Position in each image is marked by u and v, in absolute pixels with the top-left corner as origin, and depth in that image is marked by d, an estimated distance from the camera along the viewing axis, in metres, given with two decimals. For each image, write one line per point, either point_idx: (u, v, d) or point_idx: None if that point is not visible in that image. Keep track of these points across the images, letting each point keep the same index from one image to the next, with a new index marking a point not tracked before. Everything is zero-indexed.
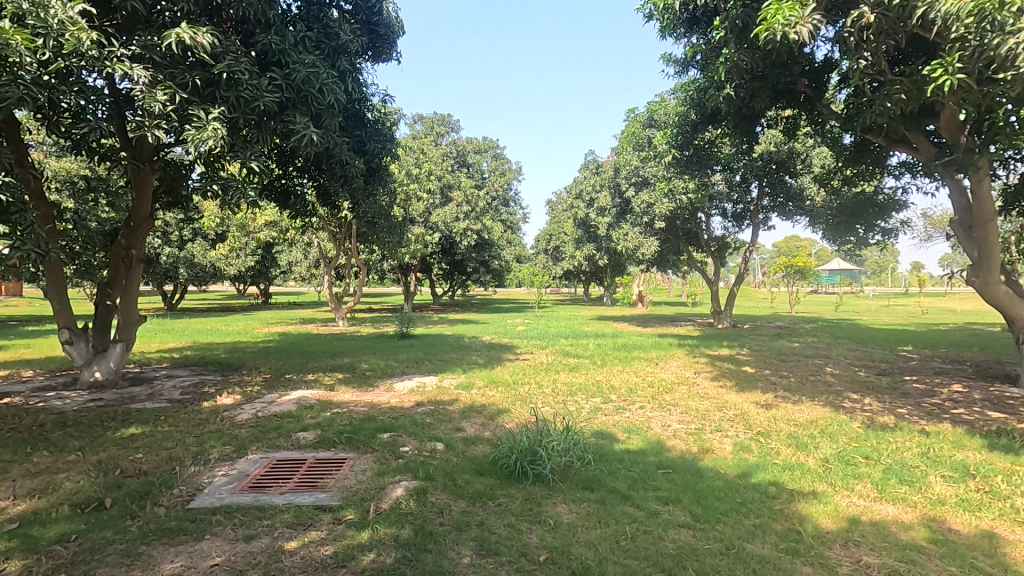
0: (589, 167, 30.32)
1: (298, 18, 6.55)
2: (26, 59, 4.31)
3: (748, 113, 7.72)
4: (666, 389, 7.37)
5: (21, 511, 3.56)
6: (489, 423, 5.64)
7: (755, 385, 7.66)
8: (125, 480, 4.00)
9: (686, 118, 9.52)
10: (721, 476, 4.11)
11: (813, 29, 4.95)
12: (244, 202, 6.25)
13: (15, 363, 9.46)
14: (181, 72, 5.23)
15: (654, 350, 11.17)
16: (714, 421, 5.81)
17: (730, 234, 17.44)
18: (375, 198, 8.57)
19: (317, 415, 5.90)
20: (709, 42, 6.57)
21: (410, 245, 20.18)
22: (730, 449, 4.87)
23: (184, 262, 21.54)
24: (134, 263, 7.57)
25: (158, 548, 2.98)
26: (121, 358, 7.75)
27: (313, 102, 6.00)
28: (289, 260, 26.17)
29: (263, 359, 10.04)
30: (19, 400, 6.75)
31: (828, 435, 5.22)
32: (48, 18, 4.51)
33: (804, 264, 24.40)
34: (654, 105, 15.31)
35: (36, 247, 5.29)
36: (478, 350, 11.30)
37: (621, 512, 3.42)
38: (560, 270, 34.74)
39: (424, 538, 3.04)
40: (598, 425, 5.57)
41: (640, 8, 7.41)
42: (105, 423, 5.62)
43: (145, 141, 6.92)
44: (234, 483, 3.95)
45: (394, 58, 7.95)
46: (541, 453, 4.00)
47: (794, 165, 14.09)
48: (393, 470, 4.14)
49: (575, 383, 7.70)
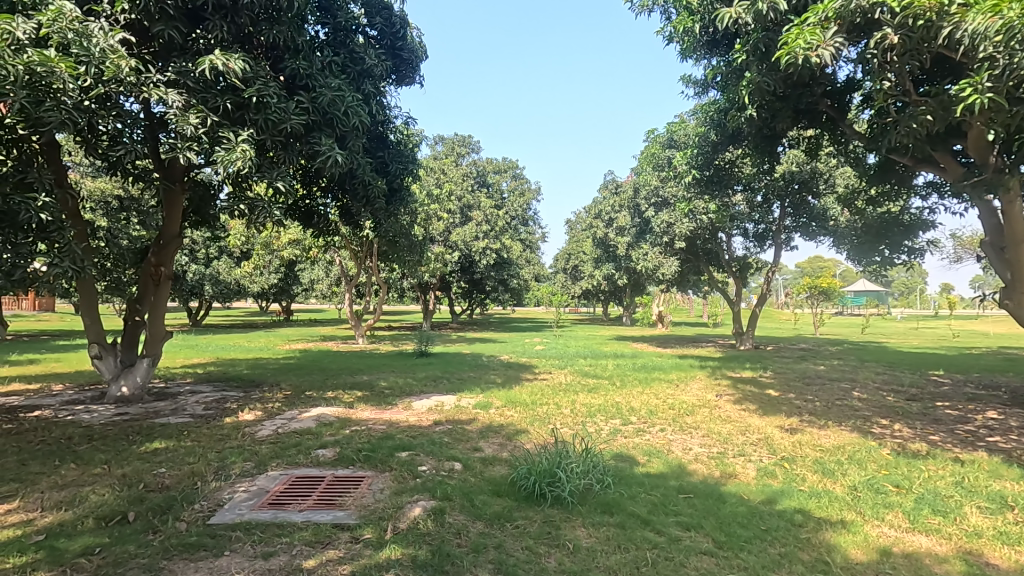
0: (607, 187, 30.46)
1: (324, 43, 6.72)
2: (69, 86, 4.51)
3: (769, 133, 7.67)
4: (687, 412, 7.24)
5: (49, 522, 3.63)
6: (508, 443, 5.60)
7: (780, 410, 7.44)
8: (148, 495, 4.05)
9: (707, 138, 9.54)
10: (745, 502, 4.01)
11: (835, 52, 4.92)
12: (269, 221, 6.38)
13: (47, 377, 9.73)
14: (213, 97, 5.45)
15: (675, 372, 10.98)
16: (736, 444, 5.69)
17: (752, 254, 17.27)
18: (397, 218, 8.69)
19: (336, 433, 5.93)
20: (729, 65, 6.61)
21: (430, 263, 20.42)
22: (754, 474, 4.76)
23: (209, 278, 22.17)
24: (162, 279, 7.78)
25: (179, 563, 3.00)
26: (148, 373, 7.88)
27: (338, 124, 6.13)
28: (311, 277, 26.61)
29: (283, 376, 10.10)
30: (49, 413, 6.92)
31: (856, 461, 5.08)
32: (90, 47, 4.71)
33: (829, 284, 23.67)
34: (674, 125, 15.56)
35: (72, 265, 5.61)
36: (496, 369, 11.28)
37: (641, 537, 3.35)
38: (579, 290, 34.72)
39: (441, 559, 3.01)
40: (617, 447, 5.49)
41: (660, 31, 7.49)
42: (130, 437, 5.72)
43: (177, 162, 7.15)
44: (254, 500, 3.97)
45: (416, 81, 8.11)
46: (560, 474, 3.95)
47: (817, 184, 13.98)
48: (411, 489, 4.13)
49: (595, 404, 7.63)
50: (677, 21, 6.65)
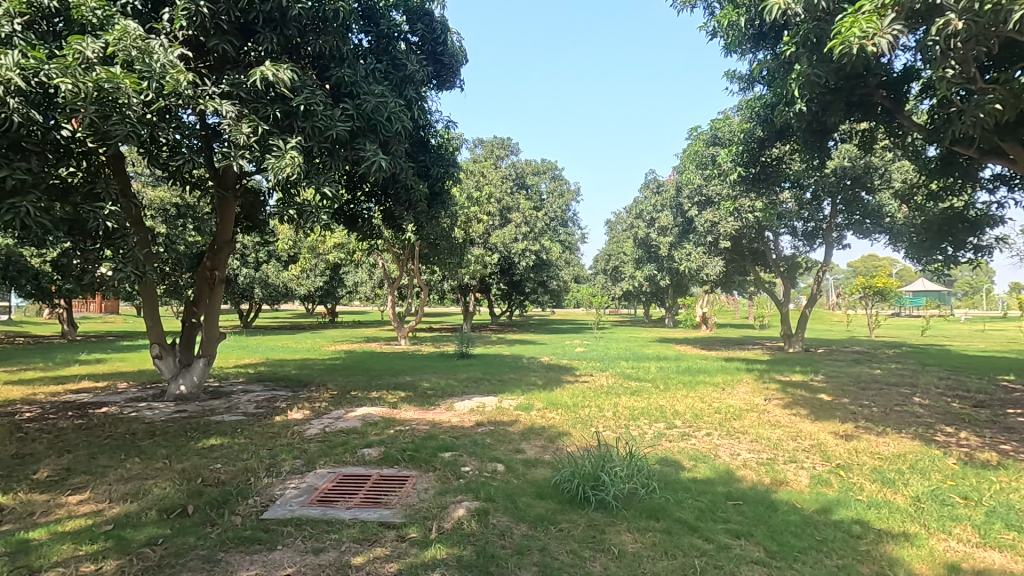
0: (648, 187, 30.04)
1: (368, 51, 6.88)
2: (133, 100, 4.75)
3: (819, 127, 7.37)
4: (735, 416, 7.03)
5: (116, 513, 3.84)
6: (550, 445, 5.58)
7: (833, 415, 7.13)
8: (205, 489, 4.23)
9: (752, 135, 9.28)
10: (798, 510, 3.86)
11: (893, 40, 4.68)
12: (317, 225, 6.55)
13: (112, 376, 10.32)
14: (264, 107, 5.67)
15: (721, 375, 10.69)
16: (787, 450, 5.49)
17: (801, 253, 16.67)
18: (438, 221, 8.80)
19: (381, 432, 6.04)
20: (776, 58, 6.40)
21: (470, 265, 20.61)
22: (807, 482, 4.57)
23: (259, 282, 23.08)
24: (217, 282, 8.14)
25: (235, 556, 3.11)
26: (204, 372, 8.23)
27: (382, 130, 6.26)
28: (355, 280, 27.28)
29: (329, 377, 10.38)
30: (115, 410, 7.33)
31: (918, 471, 4.82)
32: (152, 63, 4.96)
33: (886, 284, 22.55)
34: (718, 122, 15.21)
35: (134, 270, 5.83)
36: (537, 371, 11.26)
37: (688, 544, 3.27)
38: (620, 291, 34.26)
39: (486, 560, 3.02)
40: (662, 451, 5.39)
41: (704, 26, 7.32)
42: (188, 434, 6.00)
43: (230, 170, 7.45)
44: (304, 496, 4.10)
45: (457, 85, 8.20)
46: (604, 477, 3.91)
47: (872, 180, 13.40)
48: (455, 489, 4.17)
49: (638, 407, 7.51)
50: (722, 15, 6.55)
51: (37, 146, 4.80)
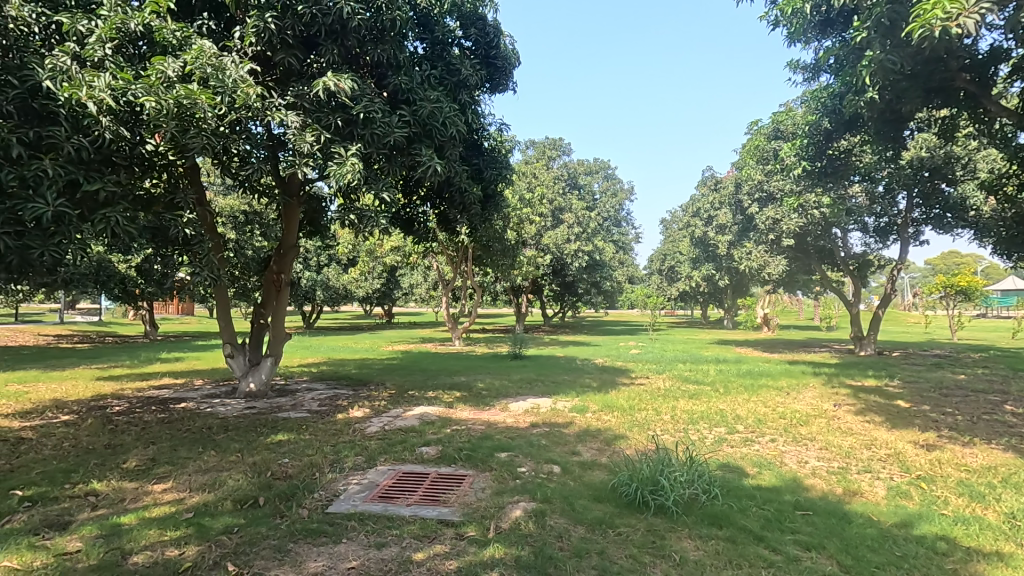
0: (705, 184, 29.19)
1: (423, 58, 7.04)
2: (208, 115, 5.05)
3: (893, 116, 6.93)
4: (801, 422, 6.71)
5: (196, 502, 4.10)
6: (606, 448, 5.51)
7: (912, 423, 6.66)
8: (274, 482, 4.44)
9: (818, 127, 8.85)
10: (875, 523, 3.63)
11: (980, 20, 4.33)
12: (376, 229, 6.75)
13: (190, 374, 11.03)
14: (326, 116, 5.89)
15: (785, 379, 10.22)
16: (861, 459, 5.18)
17: (873, 250, 15.74)
18: (491, 223, 8.88)
19: (438, 431, 6.15)
20: (845, 45, 6.06)
21: (522, 266, 20.68)
22: (884, 493, 4.30)
23: (320, 284, 24.07)
24: (283, 285, 8.54)
25: (303, 546, 3.25)
26: (271, 370, 8.65)
27: (437, 134, 6.40)
28: (410, 282, 27.96)
29: (387, 376, 10.66)
30: (193, 405, 7.82)
31: (1012, 485, 4.43)
32: (225, 79, 5.27)
33: (970, 282, 20.88)
34: (780, 115, 14.60)
35: (210, 274, 6.20)
36: (591, 373, 11.14)
37: (754, 554, 3.15)
38: (676, 291, 33.40)
39: (544, 561, 3.02)
40: (724, 457, 5.21)
41: (764, 16, 7.05)
42: (258, 429, 6.32)
43: (294, 177, 7.80)
44: (366, 492, 4.22)
45: (510, 88, 8.25)
46: (664, 482, 3.82)
47: (953, 171, 12.38)
48: (512, 489, 4.18)
49: (696, 410, 7.29)
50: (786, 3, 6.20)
51: (125, 160, 5.19)
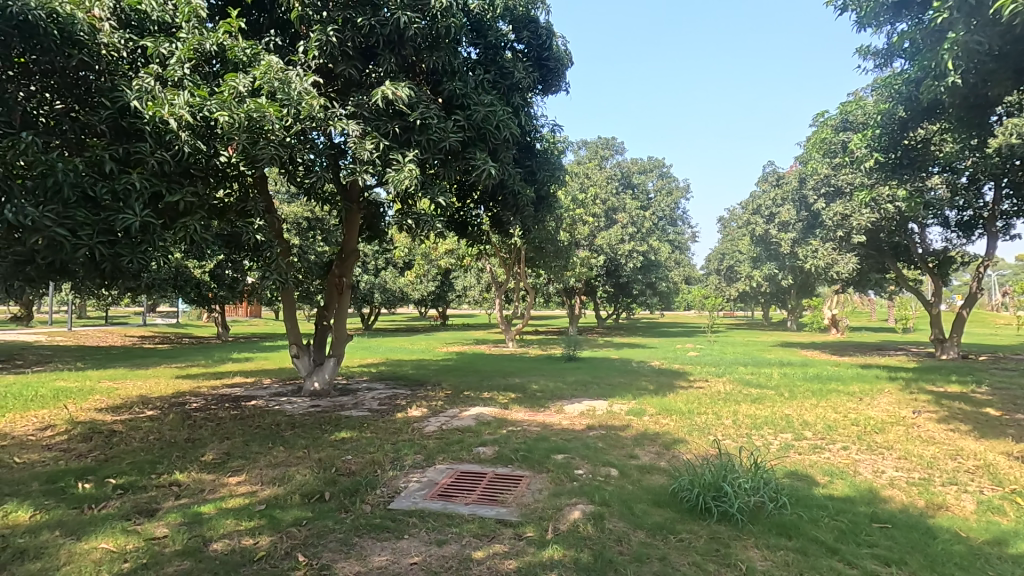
0: (766, 180, 28.04)
1: (476, 63, 7.13)
2: (275, 127, 5.29)
3: (979, 101, 6.42)
4: (876, 429, 6.31)
5: (267, 494, 4.31)
6: (665, 452, 5.38)
7: (1004, 433, 6.13)
8: (339, 478, 4.61)
9: (891, 116, 8.32)
10: (963, 540, 3.37)
11: None
12: (432, 233, 6.88)
13: (259, 373, 11.62)
14: (384, 123, 6.07)
15: (857, 384, 9.65)
16: (945, 470, 4.83)
17: (955, 246, 14.63)
18: (544, 225, 8.86)
19: (495, 432, 6.21)
20: (922, 27, 5.65)
21: (575, 268, 20.55)
22: (972, 508, 3.98)
23: (378, 287, 24.79)
24: (344, 288, 8.85)
25: (367, 541, 3.36)
26: (334, 370, 8.99)
27: (491, 138, 6.47)
28: (464, 284, 28.34)
29: (443, 377, 10.85)
30: (262, 402, 8.24)
31: None
32: (291, 92, 5.51)
33: None
34: (849, 105, 13.84)
35: (278, 278, 6.51)
36: (647, 375, 10.92)
37: (827, 567, 2.99)
38: (736, 292, 32.23)
39: (604, 565, 2.98)
40: (791, 465, 4.97)
41: (831, 2, 6.72)
42: (323, 426, 6.58)
43: (354, 184, 8.07)
44: (425, 490, 4.31)
45: (562, 89, 8.22)
46: (727, 488, 3.68)
47: None
48: (569, 491, 4.16)
49: (760, 415, 7.01)
50: None
51: (202, 172, 5.53)
